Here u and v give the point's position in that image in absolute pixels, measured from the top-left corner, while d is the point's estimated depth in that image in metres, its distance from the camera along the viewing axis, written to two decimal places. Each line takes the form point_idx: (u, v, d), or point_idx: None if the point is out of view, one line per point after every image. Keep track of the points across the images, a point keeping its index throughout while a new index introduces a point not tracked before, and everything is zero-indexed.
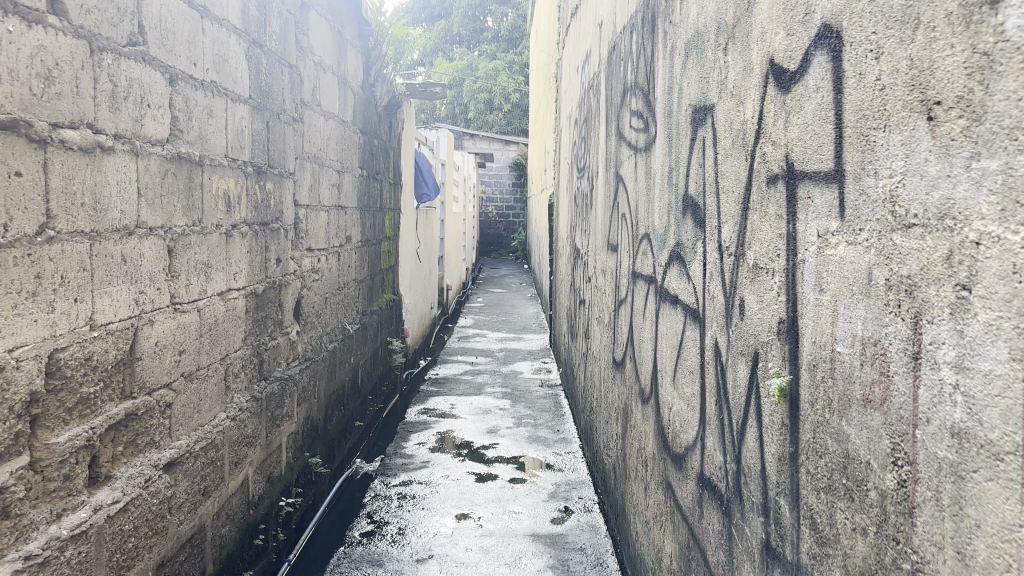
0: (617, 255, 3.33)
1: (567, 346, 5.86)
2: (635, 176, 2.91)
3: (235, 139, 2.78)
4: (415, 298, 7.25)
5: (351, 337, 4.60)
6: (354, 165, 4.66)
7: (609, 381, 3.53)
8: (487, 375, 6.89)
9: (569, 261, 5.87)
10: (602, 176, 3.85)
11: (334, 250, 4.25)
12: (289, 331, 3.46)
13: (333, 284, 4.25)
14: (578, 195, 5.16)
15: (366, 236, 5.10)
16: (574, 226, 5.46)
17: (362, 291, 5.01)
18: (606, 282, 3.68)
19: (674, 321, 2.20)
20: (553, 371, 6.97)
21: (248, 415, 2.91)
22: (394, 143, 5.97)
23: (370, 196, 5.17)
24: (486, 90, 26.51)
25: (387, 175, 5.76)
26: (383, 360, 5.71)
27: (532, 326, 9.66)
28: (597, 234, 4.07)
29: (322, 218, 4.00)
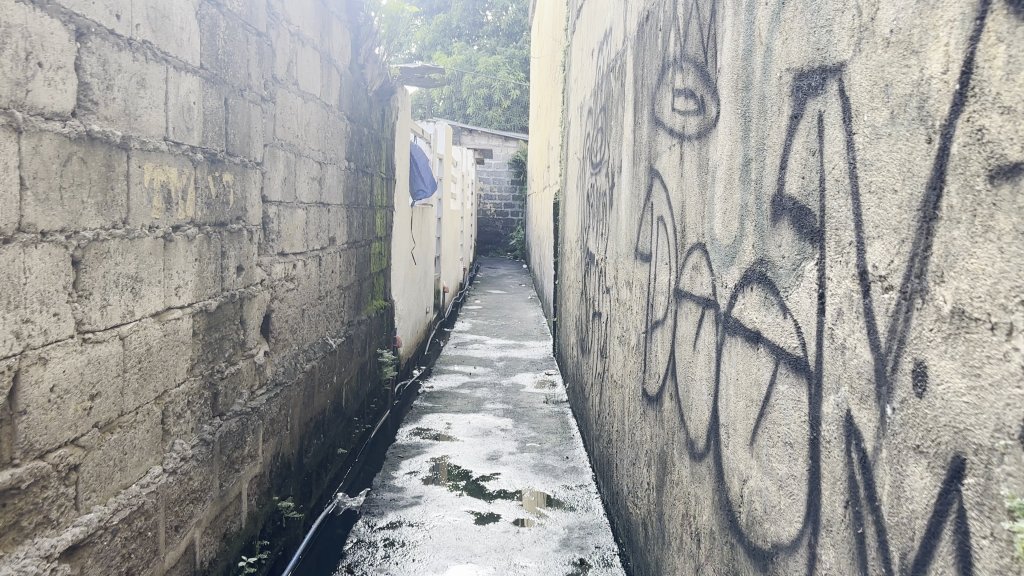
0: (649, 266, 2.77)
1: (576, 361, 5.29)
2: (679, 171, 2.35)
3: (175, 118, 2.18)
4: (409, 303, 6.66)
5: (334, 354, 4.01)
6: (339, 156, 4.06)
7: (635, 416, 2.97)
8: (486, 388, 6.30)
9: (579, 267, 5.30)
10: (628, 172, 3.27)
11: (314, 254, 3.66)
12: (253, 353, 2.87)
13: (312, 293, 3.66)
14: (592, 195, 4.59)
15: (353, 237, 4.51)
16: (586, 229, 4.89)
17: (348, 299, 4.43)
18: (632, 296, 3.11)
19: (754, 366, 1.63)
20: (559, 385, 6.38)
21: (194, 463, 2.32)
22: (386, 133, 5.38)
23: (358, 191, 4.58)
24: (486, 85, 25.91)
25: (378, 167, 5.16)
26: (372, 374, 5.11)
27: (533, 332, 9.07)
28: (618, 240, 3.50)
29: (300, 217, 3.41)
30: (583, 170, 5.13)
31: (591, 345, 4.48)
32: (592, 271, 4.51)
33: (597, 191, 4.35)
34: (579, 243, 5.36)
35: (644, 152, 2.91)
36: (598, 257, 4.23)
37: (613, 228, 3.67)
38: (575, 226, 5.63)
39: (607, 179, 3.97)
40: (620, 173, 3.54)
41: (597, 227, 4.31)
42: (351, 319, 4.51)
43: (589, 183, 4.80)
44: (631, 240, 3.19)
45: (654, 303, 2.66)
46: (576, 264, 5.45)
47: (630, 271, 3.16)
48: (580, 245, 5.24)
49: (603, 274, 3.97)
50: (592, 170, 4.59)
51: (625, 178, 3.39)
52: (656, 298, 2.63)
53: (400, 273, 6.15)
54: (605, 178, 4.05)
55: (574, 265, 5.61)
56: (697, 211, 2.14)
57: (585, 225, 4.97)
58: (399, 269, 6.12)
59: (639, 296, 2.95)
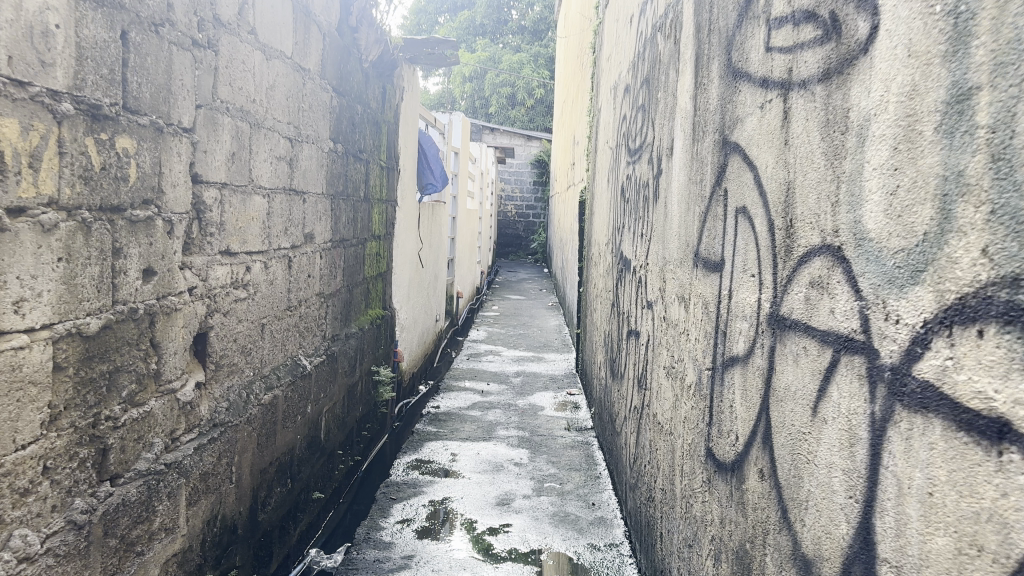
0: (719, 277, 1.99)
1: (604, 386, 4.49)
2: (781, 139, 1.57)
3: (14, 42, 1.41)
4: (414, 311, 5.87)
5: (310, 378, 3.23)
6: (319, 134, 3.29)
7: (692, 481, 2.19)
8: (499, 409, 5.50)
9: (609, 275, 4.51)
10: (685, 152, 2.48)
11: (282, 253, 2.90)
12: (172, 387, 2.11)
13: (277, 302, 2.88)
14: (627, 188, 3.81)
15: (343, 234, 3.76)
16: (620, 230, 4.10)
17: (334, 309, 3.67)
18: (687, 318, 2.32)
19: (990, 485, 0.85)
20: (582, 407, 5.57)
21: (52, 560, 1.57)
22: (387, 115, 4.61)
23: (349, 179, 3.82)
24: (509, 84, 25.17)
25: (376, 153, 4.39)
26: (365, 396, 4.34)
27: (554, 343, 8.27)
28: (666, 243, 2.71)
29: (260, 207, 2.66)
30: (617, 161, 4.35)
31: (624, 371, 3.68)
32: (626, 280, 3.73)
33: (635, 182, 3.57)
34: (609, 246, 4.57)
35: (712, 122, 2.14)
36: (634, 264, 3.45)
37: (658, 227, 2.88)
38: (605, 225, 4.84)
39: (649, 167, 3.18)
40: (669, 155, 2.75)
41: (634, 225, 3.53)
42: (338, 332, 3.74)
43: (624, 175, 4.01)
44: (686, 241, 2.40)
45: (730, 331, 1.87)
46: (606, 271, 4.65)
47: (686, 283, 2.37)
48: (611, 248, 4.45)
49: (644, 285, 3.18)
50: (629, 159, 3.81)
51: (677, 162, 2.61)
52: (732, 324, 1.85)
53: (403, 278, 5.37)
54: (646, 165, 3.27)
55: (603, 272, 4.81)
56: (820, 195, 1.36)
57: (618, 224, 4.18)
58: (403, 272, 5.33)
59: (700, 319, 2.16)
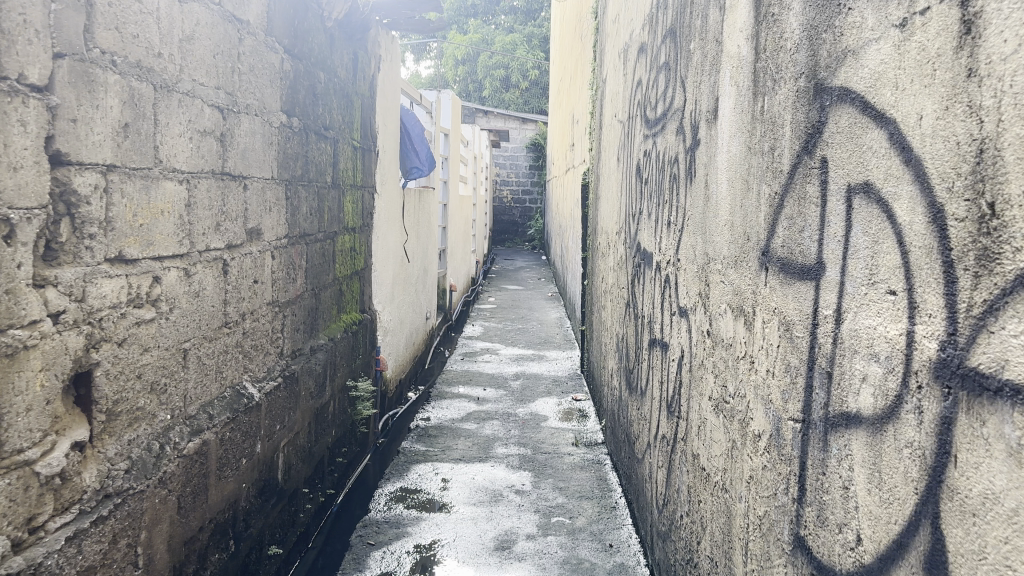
0: (816, 289, 1.36)
1: (617, 399, 3.85)
2: (960, 69, 0.94)
3: None
4: (400, 312, 5.21)
5: (260, 409, 2.58)
6: (265, 105, 2.63)
7: (766, 568, 1.57)
8: (497, 420, 4.86)
9: (621, 270, 3.87)
10: (740, 113, 1.84)
11: (215, 254, 2.26)
12: (27, 458, 1.47)
13: (207, 319, 2.23)
14: (646, 167, 3.16)
15: (306, 227, 3.12)
16: (635, 216, 3.46)
17: (297, 317, 3.04)
18: (753, 339, 1.69)
19: None
20: (591, 416, 4.92)
21: None
22: (360, 87, 3.93)
23: (314, 161, 3.17)
24: (502, 65, 24.40)
25: (348, 132, 3.72)
26: (342, 415, 3.71)
27: (555, 338, 7.63)
28: (711, 235, 2.07)
29: (178, 195, 2.03)
30: (629, 136, 3.69)
31: (646, 388, 3.05)
32: (646, 277, 3.09)
33: (656, 159, 2.92)
34: (621, 236, 3.92)
35: (792, 66, 1.50)
36: (658, 259, 2.81)
37: (696, 213, 2.24)
38: (614, 210, 4.19)
39: (678, 139, 2.53)
40: (712, 120, 2.11)
41: (657, 210, 2.89)
42: (300, 347, 3.09)
43: (639, 151, 3.35)
44: (746, 234, 1.77)
45: (842, 372, 1.24)
46: (617, 264, 4.00)
47: (749, 291, 1.74)
48: (624, 238, 3.80)
49: (674, 285, 2.54)
50: (647, 133, 3.16)
51: (725, 129, 1.97)
52: (847, 362, 1.22)
53: (386, 275, 4.70)
54: (673, 136, 2.62)
55: (613, 266, 4.17)
56: None
57: (632, 211, 3.54)
58: (384, 266, 4.65)
59: (779, 346, 1.53)
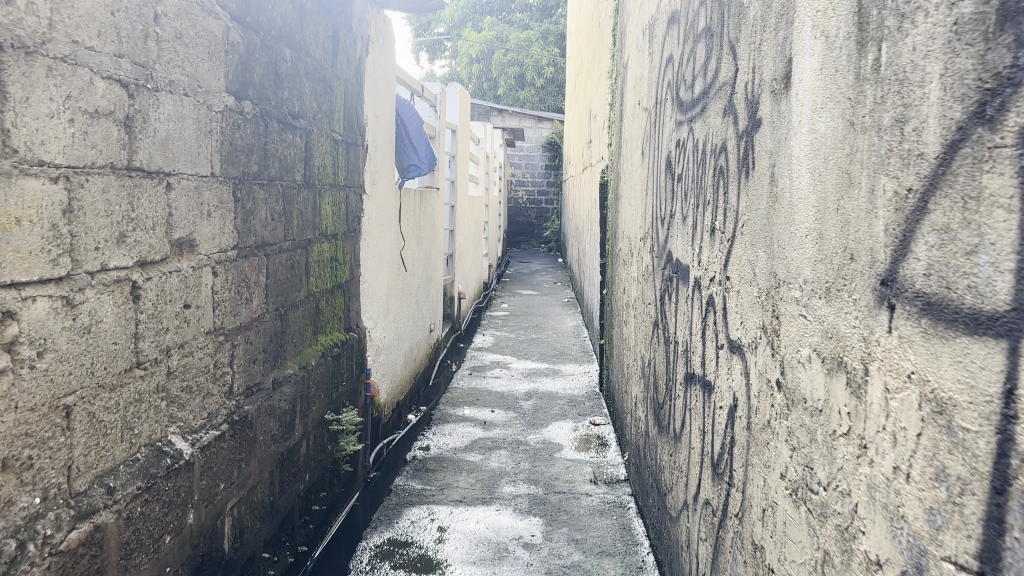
0: (1013, 356, 0.79)
1: (643, 434, 3.28)
2: None
3: None
4: (397, 326, 4.64)
5: (192, 468, 2.04)
6: (199, 82, 2.07)
7: None
8: (505, 449, 4.29)
9: (646, 283, 3.29)
10: (833, 75, 1.27)
11: (118, 274, 1.72)
12: None
13: (103, 361, 1.68)
14: (679, 161, 2.59)
15: (267, 235, 2.57)
16: (664, 221, 2.89)
17: (254, 345, 2.50)
18: (866, 410, 1.12)
19: None
20: (612, 446, 4.33)
21: None
22: (340, 69, 3.36)
23: (277, 155, 2.62)
24: (517, 62, 23.83)
25: (324, 121, 3.15)
26: (320, 453, 3.15)
27: (572, 349, 7.04)
28: (782, 248, 1.50)
29: (51, 198, 1.49)
30: (656, 126, 3.12)
31: (681, 432, 2.48)
32: (680, 296, 2.52)
33: (694, 149, 2.35)
34: (646, 243, 3.35)
35: None
36: (698, 275, 2.24)
37: (756, 219, 1.67)
38: (638, 213, 3.61)
39: (726, 123, 1.96)
40: (781, 92, 1.54)
41: (695, 214, 2.32)
42: (258, 381, 2.54)
43: (670, 141, 2.78)
44: (849, 251, 1.20)
45: None
46: (642, 275, 3.43)
47: (856, 337, 1.17)
48: (650, 246, 3.22)
49: (721, 311, 1.97)
50: (681, 118, 2.59)
51: (805, 100, 1.40)
52: None
53: (379, 287, 4.15)
54: (718, 118, 2.05)
55: (637, 277, 3.60)
56: None
57: (660, 214, 2.97)
58: (377, 277, 4.10)
59: (922, 435, 0.96)
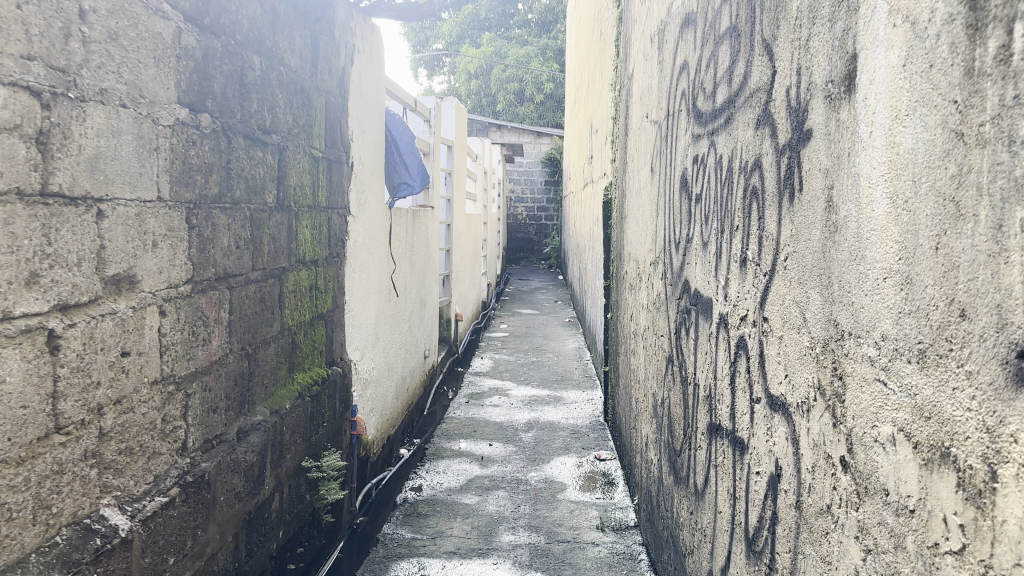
0: None
1: (655, 481, 2.96)
2: None
3: None
4: (388, 356, 4.31)
5: (130, 546, 1.72)
6: (143, 92, 1.77)
7: None
8: (503, 489, 3.96)
9: (656, 312, 2.99)
10: (927, 70, 0.97)
11: (28, 323, 1.41)
12: None
13: (5, 432, 1.36)
14: (697, 179, 2.29)
15: (231, 265, 2.27)
16: (677, 245, 2.59)
17: (215, 391, 2.19)
18: (994, 528, 0.82)
19: None
20: (619, 484, 3.99)
21: None
22: (321, 80, 3.07)
23: (243, 174, 2.32)
24: (516, 78, 23.65)
25: (301, 136, 2.85)
26: (297, 504, 2.83)
27: (574, 374, 6.71)
28: (846, 292, 1.20)
29: None
30: (667, 140, 2.83)
31: (703, 490, 2.17)
32: (700, 332, 2.22)
33: (716, 166, 2.06)
34: (654, 267, 3.05)
35: None
36: (723, 312, 1.94)
37: (805, 252, 1.37)
38: (646, 236, 3.32)
39: (759, 136, 1.67)
40: (841, 97, 1.24)
41: (718, 240, 2.02)
42: (219, 432, 2.23)
43: (685, 158, 2.49)
44: (958, 306, 0.89)
45: None
46: (651, 304, 3.13)
47: (974, 425, 0.85)
48: (660, 272, 2.92)
49: (756, 360, 1.66)
50: (698, 131, 2.30)
51: (881, 106, 1.10)
52: None
53: (369, 314, 3.84)
54: (748, 132, 1.76)
55: (645, 306, 3.30)
56: None
57: (672, 238, 2.68)
58: (366, 303, 3.79)
59: None
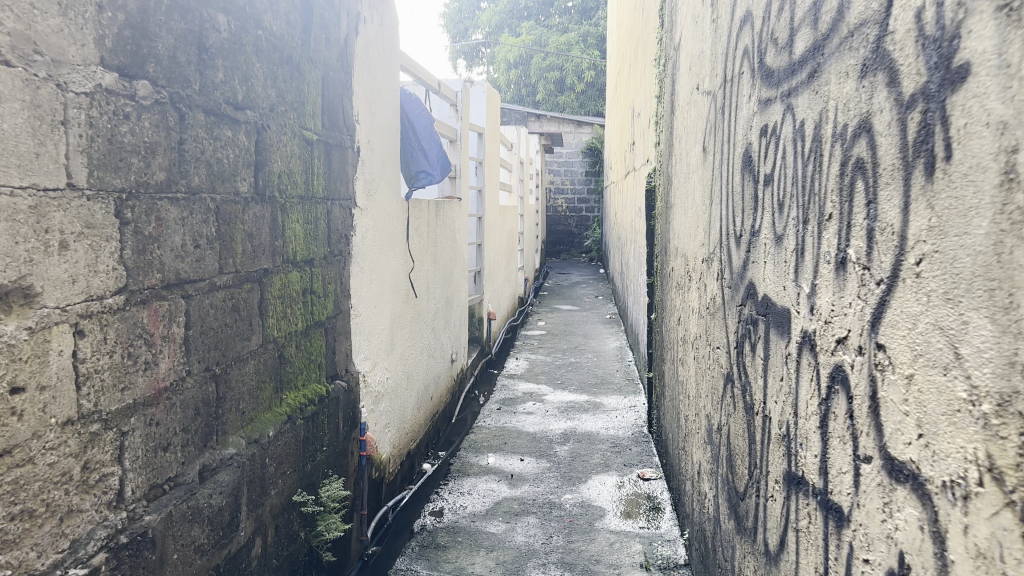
0: None
1: (710, 520, 2.49)
2: None
3: None
4: (407, 364, 3.88)
5: None
6: (41, 46, 1.36)
7: None
8: (534, 515, 3.49)
9: (710, 320, 2.51)
10: None
11: None
12: None
13: None
14: (767, 155, 1.81)
15: (188, 267, 1.86)
16: (738, 240, 2.11)
17: (166, 422, 1.78)
18: None
19: None
20: (666, 511, 3.50)
21: None
22: (316, 51, 2.64)
23: (204, 156, 1.91)
24: (555, 66, 23.10)
25: (289, 115, 2.42)
26: (289, 545, 2.42)
27: (616, 377, 6.21)
28: None
29: None
30: (725, 111, 2.35)
31: (776, 553, 1.70)
32: (772, 351, 1.74)
33: (795, 137, 1.58)
34: (708, 264, 2.57)
35: None
36: (808, 328, 1.46)
37: (958, 253, 0.90)
38: (697, 228, 2.84)
39: (866, 88, 1.19)
40: None
41: (799, 233, 1.54)
42: (174, 474, 1.82)
43: (750, 131, 2.01)
44: None
45: None
46: (703, 308, 2.65)
47: None
48: (716, 271, 2.44)
49: (865, 402, 1.18)
50: (768, 96, 1.82)
51: None
52: None
53: (383, 317, 3.41)
54: (847, 85, 1.28)
55: (696, 311, 2.81)
56: None
57: (732, 230, 2.19)
58: (379, 306, 3.35)
59: None
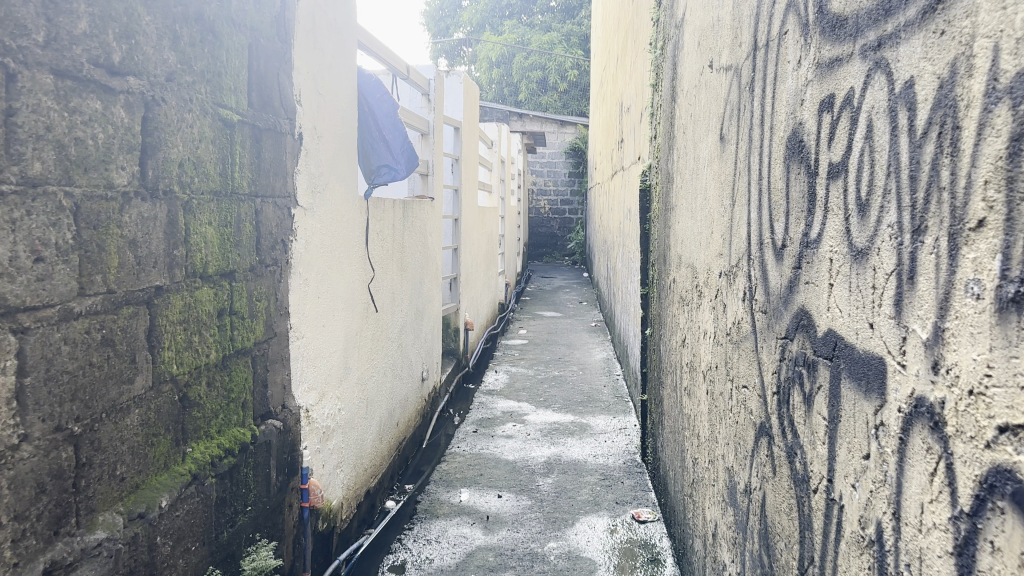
0: None
1: None
2: None
3: None
4: (368, 388, 3.33)
5: None
6: None
7: None
8: (513, 570, 2.96)
9: (732, 350, 2.00)
10: None
11: None
12: None
13: None
14: (836, 137, 1.30)
15: (22, 287, 1.32)
16: (779, 251, 1.60)
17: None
18: None
19: None
20: (667, 565, 2.99)
21: None
22: (238, 10, 2.10)
23: (50, 132, 1.37)
24: (538, 65, 22.62)
25: (195, 88, 1.87)
26: None
27: (604, 393, 5.69)
28: None
29: None
30: (756, 86, 1.84)
31: None
32: (847, 411, 1.23)
33: (895, 106, 1.07)
34: (727, 278, 2.06)
35: None
36: (929, 395, 0.96)
37: None
38: (708, 235, 2.33)
39: None
40: None
41: (905, 248, 1.03)
42: None
43: (800, 106, 1.50)
44: None
45: None
46: (719, 333, 2.14)
47: None
48: (740, 288, 1.93)
49: None
50: (835, 54, 1.31)
51: None
52: None
53: (335, 337, 2.86)
54: (1022, 5, 0.77)
55: (709, 335, 2.30)
56: None
57: (768, 239, 1.69)
58: (329, 324, 2.80)
59: None
